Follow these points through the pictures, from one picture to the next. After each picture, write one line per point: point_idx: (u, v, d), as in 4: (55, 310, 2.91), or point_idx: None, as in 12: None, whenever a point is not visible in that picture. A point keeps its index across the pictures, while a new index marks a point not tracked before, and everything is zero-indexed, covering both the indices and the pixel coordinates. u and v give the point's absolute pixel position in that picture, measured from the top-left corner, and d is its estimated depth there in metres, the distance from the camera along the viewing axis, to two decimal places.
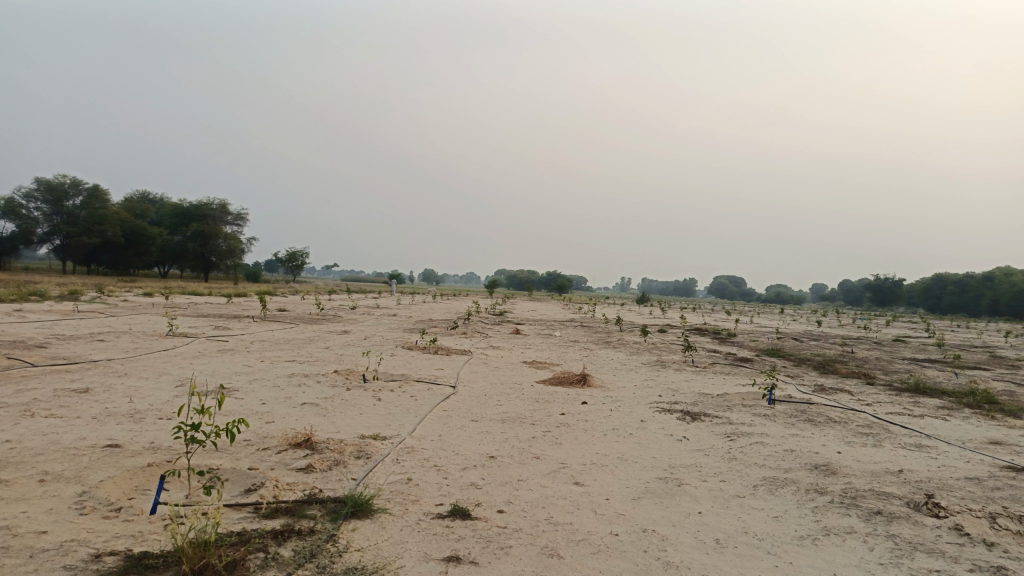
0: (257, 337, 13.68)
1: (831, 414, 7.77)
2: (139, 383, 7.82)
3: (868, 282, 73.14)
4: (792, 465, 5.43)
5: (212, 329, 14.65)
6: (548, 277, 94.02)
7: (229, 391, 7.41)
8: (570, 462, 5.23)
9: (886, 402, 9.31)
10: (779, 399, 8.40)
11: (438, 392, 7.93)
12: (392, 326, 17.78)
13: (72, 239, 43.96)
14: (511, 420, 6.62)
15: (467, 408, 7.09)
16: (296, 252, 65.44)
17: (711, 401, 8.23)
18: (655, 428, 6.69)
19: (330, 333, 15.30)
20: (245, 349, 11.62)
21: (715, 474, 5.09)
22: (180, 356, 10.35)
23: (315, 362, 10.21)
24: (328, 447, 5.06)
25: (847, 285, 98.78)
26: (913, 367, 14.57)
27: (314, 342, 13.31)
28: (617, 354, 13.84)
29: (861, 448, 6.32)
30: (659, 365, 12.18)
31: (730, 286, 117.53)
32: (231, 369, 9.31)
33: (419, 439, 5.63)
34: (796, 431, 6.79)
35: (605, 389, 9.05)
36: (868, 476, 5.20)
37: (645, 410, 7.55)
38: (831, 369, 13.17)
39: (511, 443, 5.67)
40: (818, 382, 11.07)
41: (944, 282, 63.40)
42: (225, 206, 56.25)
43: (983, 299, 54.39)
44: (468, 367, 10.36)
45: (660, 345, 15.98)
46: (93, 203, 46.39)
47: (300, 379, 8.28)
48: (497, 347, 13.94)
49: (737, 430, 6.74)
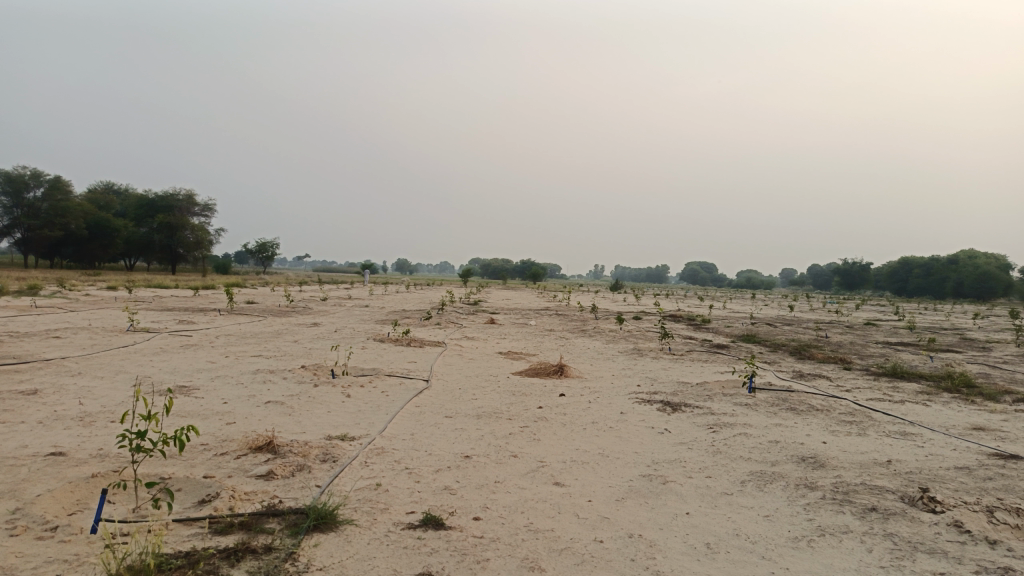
0: (224, 331, 13.23)
1: (813, 402, 7.61)
2: (94, 383, 7.41)
3: (837, 267, 74.08)
4: (778, 458, 5.22)
5: (177, 324, 14.16)
6: (522, 265, 93.80)
7: (189, 390, 7.04)
8: (549, 460, 4.97)
9: (866, 388, 9.20)
10: (759, 387, 8.23)
11: (410, 387, 7.63)
12: (364, 318, 17.41)
13: (33, 232, 42.70)
14: (486, 415, 6.34)
15: (440, 403, 6.80)
16: (266, 242, 64.37)
17: (691, 390, 8.02)
18: (636, 420, 6.46)
19: (299, 325, 14.87)
20: (210, 345, 11.19)
21: (700, 470, 4.86)
22: (140, 352, 9.91)
23: (283, 356, 9.84)
24: (292, 451, 4.74)
25: (816, 269, 99.98)
26: (889, 351, 14.55)
27: (283, 335, 12.89)
28: (593, 343, 13.60)
29: (846, 437, 6.15)
30: (637, 353, 11.98)
31: (701, 273, 118.41)
32: (194, 366, 8.91)
33: (389, 439, 5.32)
34: (780, 421, 6.60)
35: (583, 380, 8.82)
36: (857, 468, 5.01)
37: (625, 401, 7.32)
38: (808, 354, 13.10)
39: (487, 441, 5.39)
40: (796, 368, 10.95)
41: (910, 265, 64.41)
42: (192, 196, 55.08)
43: (949, 281, 55.23)
44: (443, 359, 10.07)
45: (636, 333, 15.80)
46: (55, 194, 45.09)
47: (266, 375, 7.92)
48: (472, 337, 13.67)
49: (719, 421, 6.53)
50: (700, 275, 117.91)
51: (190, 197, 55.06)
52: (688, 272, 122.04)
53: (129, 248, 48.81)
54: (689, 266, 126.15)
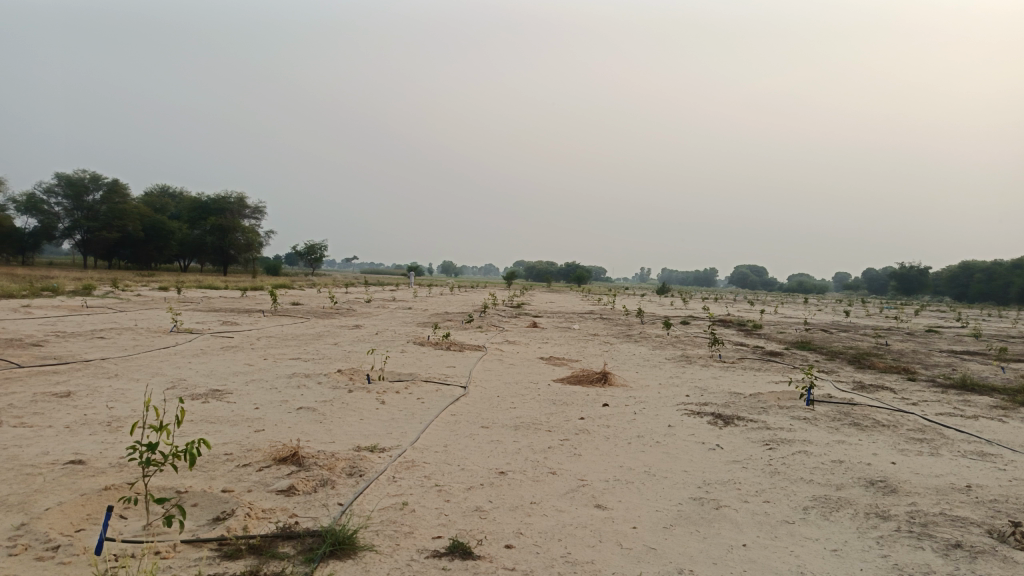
0: (265, 333, 13.18)
1: (877, 416, 7.06)
2: (128, 386, 7.30)
3: (893, 272, 71.67)
4: (843, 481, 4.76)
5: (220, 325, 14.18)
6: (567, 268, 93.17)
7: (221, 394, 6.87)
8: (591, 478, 4.61)
9: (934, 401, 8.57)
10: (817, 400, 7.70)
11: (447, 394, 7.34)
12: (405, 320, 17.26)
13: (92, 233, 44.00)
14: (524, 426, 6.00)
15: (477, 413, 6.49)
16: (314, 243, 65.20)
17: (744, 402, 7.55)
18: (684, 435, 6.04)
19: (341, 327, 14.73)
20: (250, 347, 11.09)
21: (756, 493, 4.44)
22: (180, 354, 9.84)
23: (320, 360, 9.67)
24: (317, 464, 4.47)
25: (869, 273, 97.11)
26: (954, 360, 13.74)
27: (323, 338, 12.75)
28: (639, 349, 13.14)
29: (917, 458, 5.64)
30: (685, 360, 11.49)
31: (750, 276, 116.34)
32: (231, 368, 8.78)
33: (421, 452, 5.02)
34: (842, 438, 6.11)
35: (628, 388, 8.42)
36: (933, 494, 4.53)
37: (673, 413, 6.89)
38: (867, 363, 12.43)
39: (524, 456, 5.06)
40: (856, 378, 10.34)
41: (971, 270, 61.97)
42: (243, 199, 56.12)
43: (1012, 286, 52.90)
44: (482, 364, 9.77)
45: (683, 338, 15.27)
46: (113, 197, 46.39)
47: (300, 380, 7.72)
48: (514, 342, 13.35)
49: (776, 436, 6.08)
50: (749, 278, 115.62)
51: (240, 200, 56.10)
52: (736, 275, 119.88)
53: (183, 249, 49.90)
54: (737, 269, 123.78)
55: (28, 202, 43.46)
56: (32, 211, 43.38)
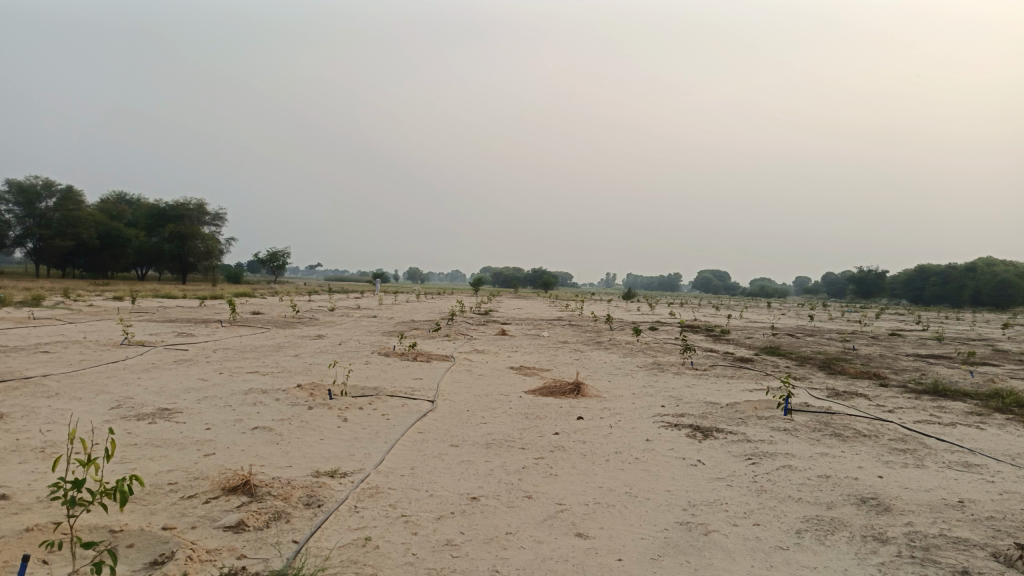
0: (223, 345, 12.62)
1: (858, 426, 6.87)
2: (69, 406, 6.78)
3: (852, 275, 72.91)
4: (834, 499, 4.52)
5: (175, 336, 13.56)
6: (532, 274, 93.14)
7: (170, 414, 6.40)
8: (569, 502, 4.30)
9: (910, 408, 8.44)
10: (795, 409, 7.50)
11: (414, 409, 6.97)
12: (370, 329, 16.79)
13: (45, 242, 42.48)
14: (496, 444, 5.66)
15: (445, 430, 6.13)
16: (276, 250, 64.05)
17: (722, 412, 7.32)
18: (663, 450, 5.77)
19: (302, 338, 14.20)
20: (205, 360, 10.55)
21: (745, 515, 4.17)
22: (129, 370, 9.27)
23: (279, 374, 9.20)
24: (270, 493, 4.09)
25: (829, 277, 98.85)
26: (921, 365, 13.75)
27: (282, 350, 12.24)
28: (609, 357, 12.86)
29: (904, 471, 5.44)
30: (657, 368, 11.25)
31: (713, 281, 117.75)
32: (183, 385, 8.28)
33: (386, 477, 4.65)
34: (825, 450, 5.90)
35: (601, 400, 8.14)
36: (928, 512, 4.30)
37: (650, 426, 6.62)
38: (839, 369, 12.34)
39: (497, 478, 4.72)
40: (830, 385, 10.20)
41: (926, 273, 63.37)
42: (202, 205, 54.86)
43: (966, 289, 54.13)
44: (451, 376, 9.40)
45: (654, 345, 15.07)
46: (66, 204, 44.90)
47: (256, 396, 7.27)
48: (482, 351, 13.00)
49: (758, 450, 5.84)
50: (713, 283, 116.91)
51: (200, 206, 54.81)
52: (700, 280, 121.10)
53: (140, 258, 48.51)
54: (701, 273, 125.05)
55: None
56: None
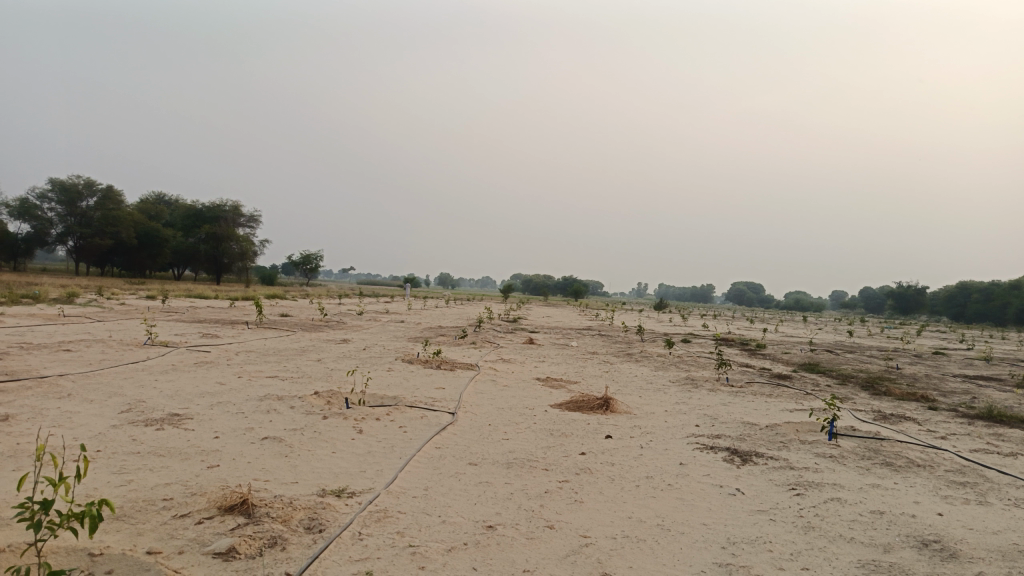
0: (246, 347, 12.43)
1: (910, 454, 6.35)
2: (78, 408, 6.54)
3: (891, 291, 71.04)
4: (891, 541, 4.06)
5: (200, 337, 13.43)
6: (563, 282, 92.50)
7: (179, 420, 6.13)
8: (595, 535, 3.90)
9: (964, 435, 7.85)
10: (841, 433, 6.99)
11: (433, 422, 6.62)
12: (396, 335, 16.53)
13: (85, 240, 43.21)
14: (517, 464, 5.28)
15: (465, 446, 5.76)
16: (309, 253, 64.52)
17: (761, 435, 6.85)
18: (699, 476, 5.33)
19: (326, 342, 13.94)
20: (225, 363, 10.33)
21: (793, 557, 3.74)
22: (147, 371, 9.08)
23: (299, 379, 8.94)
24: (269, 515, 3.76)
25: (866, 292, 96.63)
26: (971, 387, 13.03)
27: (305, 354, 11.98)
28: (640, 370, 12.37)
29: (967, 508, 4.93)
30: (690, 384, 10.76)
31: (747, 294, 115.98)
32: (199, 389, 8.04)
33: (396, 498, 4.30)
34: (877, 483, 5.40)
35: (631, 416, 7.71)
36: (1000, 562, 3.81)
37: (683, 448, 6.18)
38: (883, 390, 11.71)
39: (516, 504, 4.34)
40: (874, 407, 9.63)
41: (968, 290, 61.48)
42: (238, 207, 55.41)
43: (1010, 307, 52.33)
44: (474, 386, 9.04)
45: (686, 359, 14.56)
46: (107, 204, 45.66)
47: (271, 404, 6.98)
48: (509, 360, 12.63)
49: (803, 480, 5.38)
50: (746, 295, 115.14)
51: (235, 208, 55.37)
52: (733, 292, 119.31)
53: (176, 258, 49.14)
54: (734, 284, 123.18)
55: (21, 208, 42.71)
56: (25, 217, 42.64)
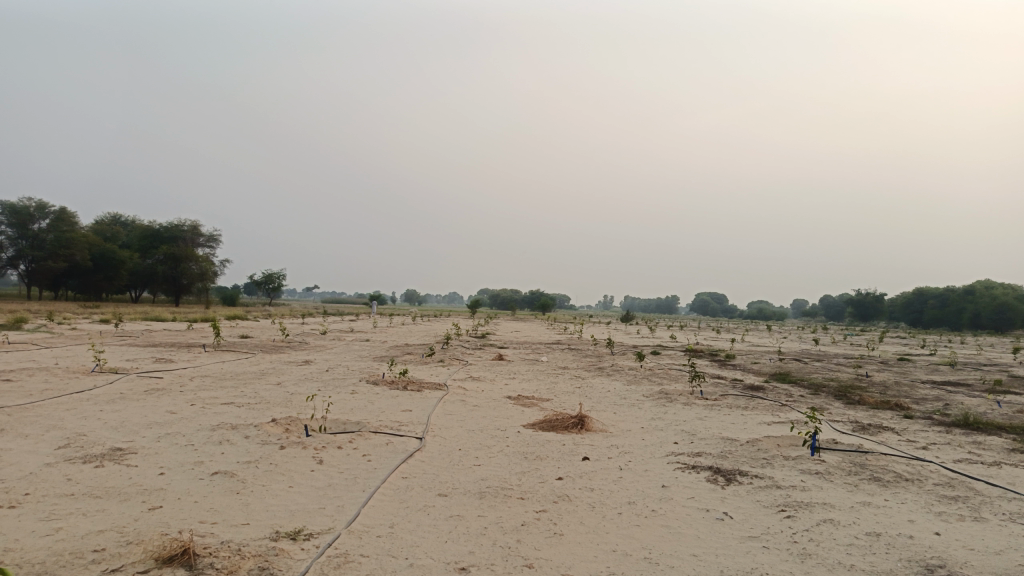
0: (203, 372, 11.84)
1: (897, 468, 6.13)
2: (10, 445, 5.98)
3: (850, 298, 72.28)
4: (893, 568, 3.78)
5: (153, 363, 12.78)
6: (530, 296, 92.24)
7: (122, 456, 5.64)
8: (578, 574, 3.55)
9: (946, 445, 7.68)
10: (824, 447, 6.76)
11: (399, 449, 6.23)
12: (361, 354, 16.04)
13: (37, 263, 41.70)
14: (490, 493, 4.92)
15: (433, 475, 5.38)
16: (270, 273, 63.37)
17: (742, 451, 6.57)
18: (684, 499, 5.03)
19: (287, 364, 13.36)
20: (178, 390, 9.75)
21: None
22: (93, 401, 8.50)
23: (256, 405, 8.44)
24: (213, 566, 3.35)
25: (827, 300, 98.23)
26: (941, 393, 12.99)
27: (265, 377, 11.44)
28: (613, 385, 12.09)
29: (963, 525, 4.70)
30: (664, 398, 10.48)
31: (711, 304, 117.13)
32: (148, 419, 7.50)
33: (358, 539, 3.91)
34: (868, 502, 5.15)
35: (608, 435, 7.39)
36: None
37: (664, 469, 5.88)
38: (857, 399, 11.59)
39: (490, 541, 3.98)
40: (852, 417, 9.45)
41: (925, 296, 62.77)
42: (196, 226, 54.18)
43: (965, 312, 53.53)
44: (443, 408, 8.64)
45: (658, 371, 14.35)
46: (60, 226, 44.19)
47: (224, 434, 6.51)
48: (478, 378, 12.24)
49: (792, 501, 5.10)
50: (710, 306, 116.06)
51: (194, 228, 54.17)
52: (698, 303, 120.37)
53: (133, 280, 47.74)
54: (698, 294, 124.19)
55: None
56: None
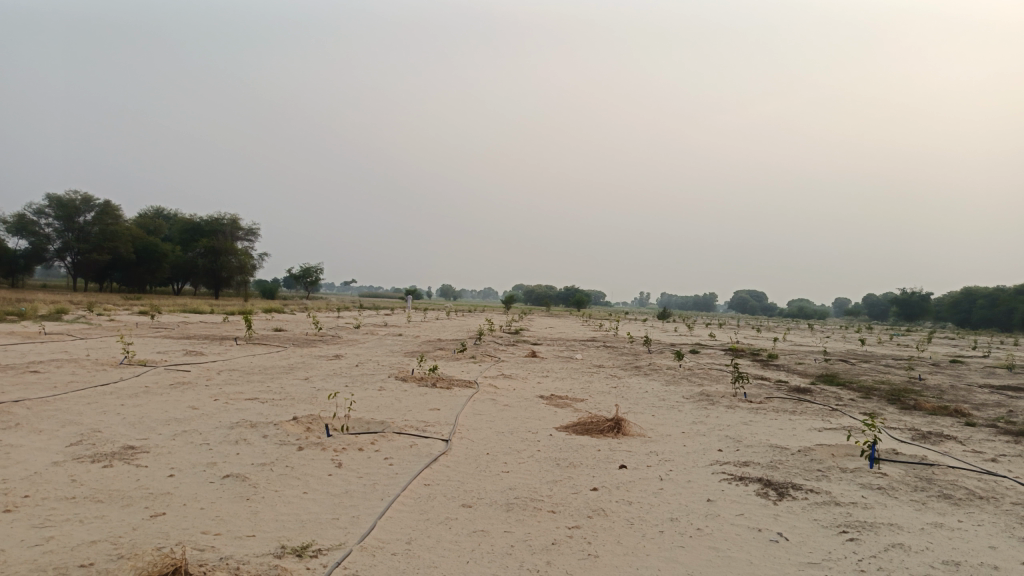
0: (231, 366, 11.63)
1: (968, 483, 5.55)
2: (21, 441, 5.75)
3: (894, 297, 70.26)
4: None
5: (182, 355, 12.62)
6: (565, 292, 91.67)
7: (133, 455, 5.36)
8: None
9: (1016, 457, 7.04)
10: (883, 458, 6.21)
11: (423, 452, 5.84)
12: (392, 349, 15.78)
13: (83, 255, 42.46)
14: (518, 506, 4.50)
15: (458, 482, 4.99)
16: (308, 266, 63.95)
17: (794, 462, 6.06)
18: (733, 517, 4.56)
19: (317, 359, 13.11)
20: (204, 384, 9.53)
21: None
22: (115, 395, 8.29)
23: (280, 402, 8.15)
24: None
25: (870, 299, 95.79)
26: (1002, 399, 12.21)
27: (293, 372, 11.18)
28: (651, 385, 11.60)
29: None
30: (706, 400, 9.93)
31: (750, 302, 115.24)
32: (167, 414, 7.26)
33: (370, 557, 3.53)
34: (941, 524, 4.61)
35: (646, 440, 6.93)
36: None
37: (709, 481, 5.41)
38: (912, 403, 10.91)
39: (516, 563, 3.57)
40: (910, 424, 8.82)
41: (973, 296, 60.69)
42: (236, 220, 54.82)
43: (1016, 312, 51.51)
44: (473, 407, 8.27)
45: (697, 371, 13.80)
46: (105, 219, 44.94)
47: (242, 432, 6.21)
48: (510, 375, 11.85)
49: (854, 520, 4.60)
50: (749, 303, 114.17)
51: (233, 222, 54.77)
52: (736, 301, 118.38)
53: (174, 272, 48.39)
54: (736, 291, 122.16)
55: (18, 223, 41.96)
56: (22, 233, 41.91)
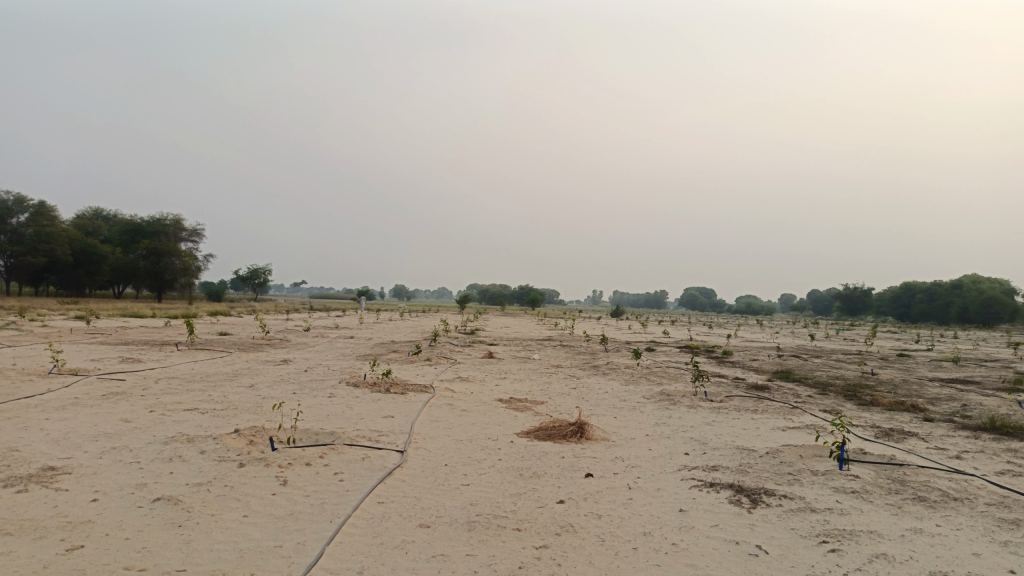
0: (170, 374, 10.97)
1: (940, 484, 5.42)
2: None
3: (838, 292, 71.99)
4: None
5: (118, 363, 11.90)
6: (518, 292, 91.55)
7: (53, 478, 4.83)
8: None
9: (979, 453, 6.99)
10: (852, 459, 6.05)
11: (376, 465, 5.45)
12: (343, 352, 15.24)
13: (16, 258, 40.50)
14: (480, 524, 4.16)
15: (414, 499, 4.62)
16: (256, 267, 62.31)
17: (763, 465, 5.85)
18: (708, 529, 4.28)
19: (264, 365, 12.52)
20: (139, 394, 8.91)
21: None
22: (39, 409, 7.64)
23: (221, 412, 7.64)
24: None
25: (814, 294, 98.08)
26: (953, 392, 12.34)
27: (237, 379, 10.60)
28: (610, 385, 11.38)
29: None
30: (667, 401, 9.72)
31: (700, 299, 117.11)
32: (96, 429, 6.69)
33: None
34: (920, 530, 4.42)
35: (611, 445, 6.66)
36: None
37: (679, 488, 5.15)
38: (869, 399, 10.91)
39: None
40: (871, 421, 8.75)
41: (913, 290, 62.53)
42: (180, 220, 53.14)
43: (953, 306, 53.21)
44: (429, 414, 7.89)
45: (656, 370, 13.65)
46: (40, 220, 42.95)
47: (178, 448, 5.72)
48: (467, 378, 11.47)
49: (833, 528, 4.38)
50: (698, 300, 115.98)
51: (177, 222, 53.07)
52: (686, 298, 120.04)
53: (115, 275, 46.61)
54: (687, 289, 123.84)
55: None
56: None
